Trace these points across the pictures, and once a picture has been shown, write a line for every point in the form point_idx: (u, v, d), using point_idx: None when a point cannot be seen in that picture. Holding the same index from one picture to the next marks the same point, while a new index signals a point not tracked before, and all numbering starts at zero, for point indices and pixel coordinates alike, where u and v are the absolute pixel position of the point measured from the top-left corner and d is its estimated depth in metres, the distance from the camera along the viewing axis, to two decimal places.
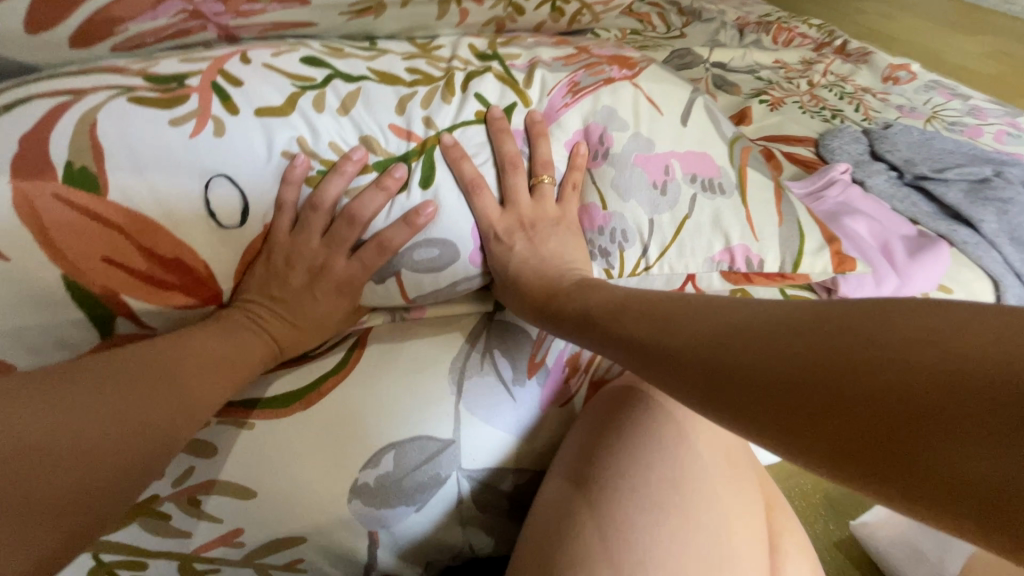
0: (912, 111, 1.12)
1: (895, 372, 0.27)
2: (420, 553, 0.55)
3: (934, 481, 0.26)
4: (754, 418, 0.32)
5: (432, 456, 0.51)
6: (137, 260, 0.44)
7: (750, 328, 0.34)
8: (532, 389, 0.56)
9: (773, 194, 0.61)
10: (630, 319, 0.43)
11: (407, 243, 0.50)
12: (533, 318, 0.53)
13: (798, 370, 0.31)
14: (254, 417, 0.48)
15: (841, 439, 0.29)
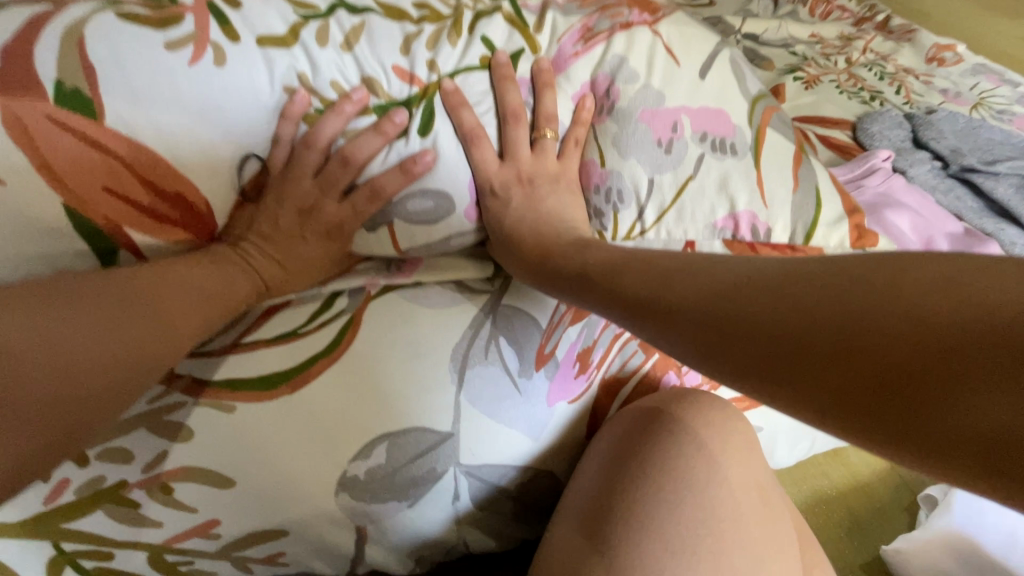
0: (956, 97, 1.05)
1: (908, 316, 0.25)
2: (410, 549, 0.51)
3: (938, 429, 0.23)
4: (752, 371, 0.30)
5: (428, 450, 0.47)
6: (138, 192, 0.41)
7: (759, 282, 0.31)
8: (539, 381, 0.51)
9: (792, 156, 0.55)
10: (630, 276, 0.39)
11: (401, 191, 0.46)
12: (526, 276, 0.48)
13: (798, 319, 0.28)
14: (234, 400, 0.44)
15: (842, 387, 0.26)
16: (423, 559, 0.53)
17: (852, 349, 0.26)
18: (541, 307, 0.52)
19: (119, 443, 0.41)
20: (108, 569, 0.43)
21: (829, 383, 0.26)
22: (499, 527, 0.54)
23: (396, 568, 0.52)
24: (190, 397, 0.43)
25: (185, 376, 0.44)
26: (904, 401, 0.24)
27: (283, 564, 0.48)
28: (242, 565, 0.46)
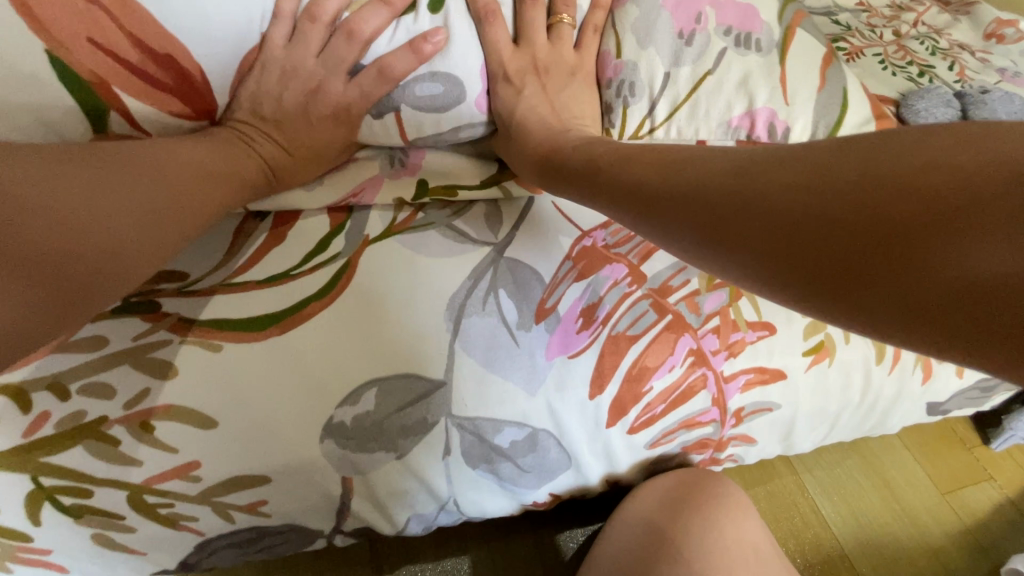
0: (1015, 76, 0.96)
1: (917, 176, 0.26)
2: (396, 504, 0.49)
3: (921, 289, 0.25)
4: (754, 243, 0.30)
5: (418, 398, 0.45)
6: (126, 49, 0.40)
7: (766, 161, 0.32)
8: (539, 335, 0.49)
9: (822, 60, 0.53)
10: (637, 166, 0.40)
11: (409, 73, 0.45)
12: (534, 172, 0.49)
13: (800, 193, 0.29)
14: (221, 339, 0.42)
15: (845, 251, 0.27)
16: (415, 517, 0.51)
17: (852, 218, 0.27)
18: (543, 259, 0.51)
19: (101, 378, 0.40)
20: (86, 506, 0.42)
21: (819, 253, 0.28)
22: (495, 492, 0.52)
23: (383, 525, 0.51)
24: (178, 335, 0.42)
25: (174, 315, 0.43)
26: (892, 264, 0.25)
27: (266, 515, 0.46)
28: (223, 513, 0.45)
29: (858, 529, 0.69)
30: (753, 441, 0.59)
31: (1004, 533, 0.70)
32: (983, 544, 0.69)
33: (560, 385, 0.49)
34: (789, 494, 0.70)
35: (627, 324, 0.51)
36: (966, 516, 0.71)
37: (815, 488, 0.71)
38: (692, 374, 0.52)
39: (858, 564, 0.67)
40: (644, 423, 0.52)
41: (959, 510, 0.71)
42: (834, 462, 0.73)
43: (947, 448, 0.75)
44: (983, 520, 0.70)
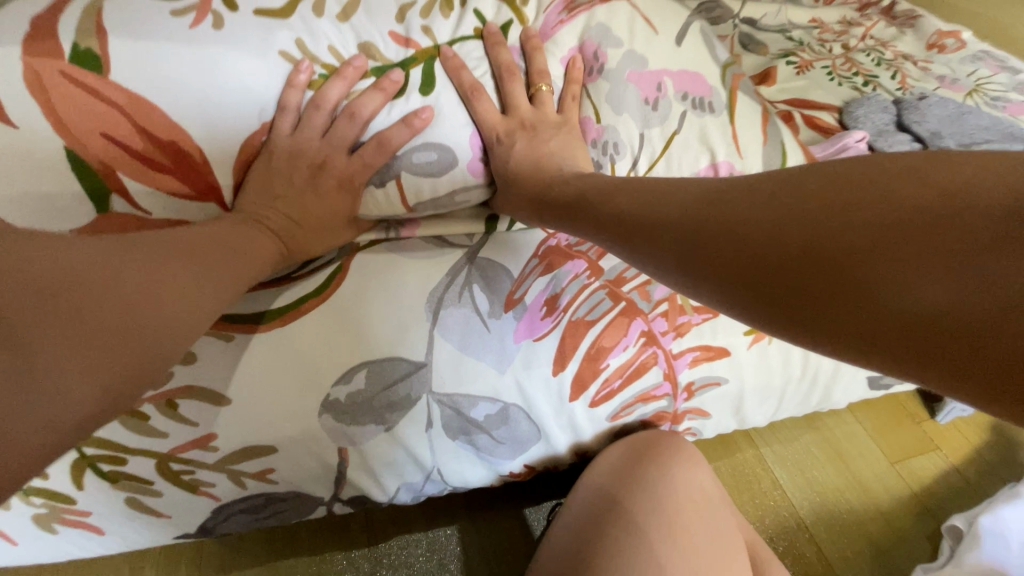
0: (953, 83, 1.05)
1: (869, 222, 0.31)
2: (389, 473, 0.56)
3: (866, 316, 0.30)
4: (736, 275, 0.36)
5: (403, 377, 0.53)
6: (132, 138, 0.47)
7: (743, 201, 0.37)
8: (509, 322, 0.56)
9: (760, 116, 0.65)
10: (625, 197, 0.47)
11: (405, 145, 0.53)
12: (530, 207, 0.56)
13: (777, 229, 0.34)
14: (232, 331, 0.50)
15: (812, 284, 0.32)
16: (406, 486, 0.58)
17: (823, 255, 0.32)
18: (512, 257, 0.60)
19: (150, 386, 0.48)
20: (121, 473, 0.49)
21: (784, 281, 0.33)
22: (473, 462, 0.59)
23: (377, 492, 0.58)
24: None
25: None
26: (843, 295, 0.31)
27: (274, 483, 0.53)
28: (237, 479, 0.52)
29: (814, 496, 0.76)
30: (708, 414, 0.66)
31: (946, 496, 0.77)
32: (927, 505, 0.76)
33: (527, 367, 0.56)
34: (749, 467, 0.77)
35: (586, 310, 0.58)
36: (914, 482, 0.78)
37: (774, 460, 0.78)
38: (645, 352, 0.59)
39: (812, 527, 0.74)
40: (604, 398, 0.59)
41: (907, 477, 0.78)
42: (792, 438, 0.80)
43: (897, 423, 0.82)
44: (927, 484, 0.78)
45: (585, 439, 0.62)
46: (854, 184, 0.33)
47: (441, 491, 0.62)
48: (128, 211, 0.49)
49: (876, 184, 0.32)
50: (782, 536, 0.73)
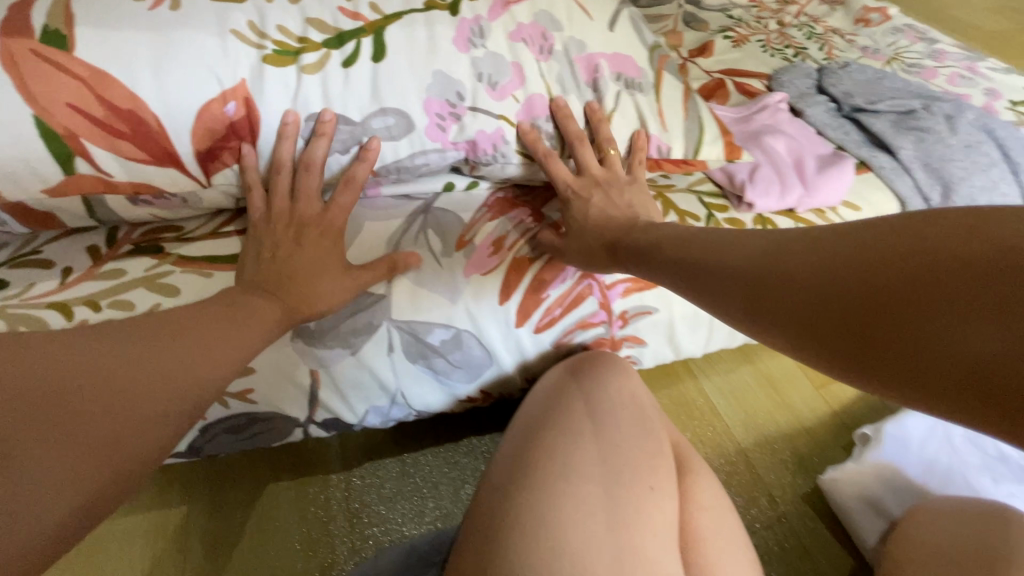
0: (874, 53, 1.14)
1: (923, 273, 0.36)
2: (359, 397, 0.64)
3: (915, 364, 0.35)
4: (808, 324, 0.42)
5: (366, 306, 0.61)
6: (94, 107, 0.50)
7: (813, 255, 0.43)
8: (459, 260, 0.64)
9: (682, 94, 0.70)
10: (697, 247, 0.54)
11: (365, 113, 0.58)
12: (604, 256, 0.63)
13: (845, 279, 0.40)
14: (213, 268, 0.58)
15: (875, 331, 0.37)
16: (373, 409, 0.66)
17: (884, 304, 0.37)
18: (466, 206, 0.69)
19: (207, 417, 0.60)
20: None
21: (843, 333, 0.39)
22: (433, 385, 0.67)
23: (347, 414, 0.65)
24: (178, 266, 0.58)
25: (174, 253, 0.59)
26: (894, 344, 0.36)
27: (254, 404, 0.61)
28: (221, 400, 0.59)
29: (745, 416, 0.85)
30: (643, 342, 0.75)
31: (863, 412, 0.87)
32: (846, 422, 0.86)
33: (477, 298, 0.64)
34: (688, 394, 0.86)
35: (529, 249, 0.67)
36: (835, 404, 0.87)
37: (710, 388, 0.86)
38: (581, 283, 0.68)
39: (743, 442, 0.83)
40: (547, 325, 0.67)
41: (830, 399, 0.87)
42: (727, 370, 0.88)
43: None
44: (846, 404, 0.87)
45: (530, 359, 0.70)
46: (906, 239, 0.39)
47: (406, 415, 0.70)
48: (93, 174, 0.52)
49: (925, 244, 0.37)
50: (716, 452, 0.82)
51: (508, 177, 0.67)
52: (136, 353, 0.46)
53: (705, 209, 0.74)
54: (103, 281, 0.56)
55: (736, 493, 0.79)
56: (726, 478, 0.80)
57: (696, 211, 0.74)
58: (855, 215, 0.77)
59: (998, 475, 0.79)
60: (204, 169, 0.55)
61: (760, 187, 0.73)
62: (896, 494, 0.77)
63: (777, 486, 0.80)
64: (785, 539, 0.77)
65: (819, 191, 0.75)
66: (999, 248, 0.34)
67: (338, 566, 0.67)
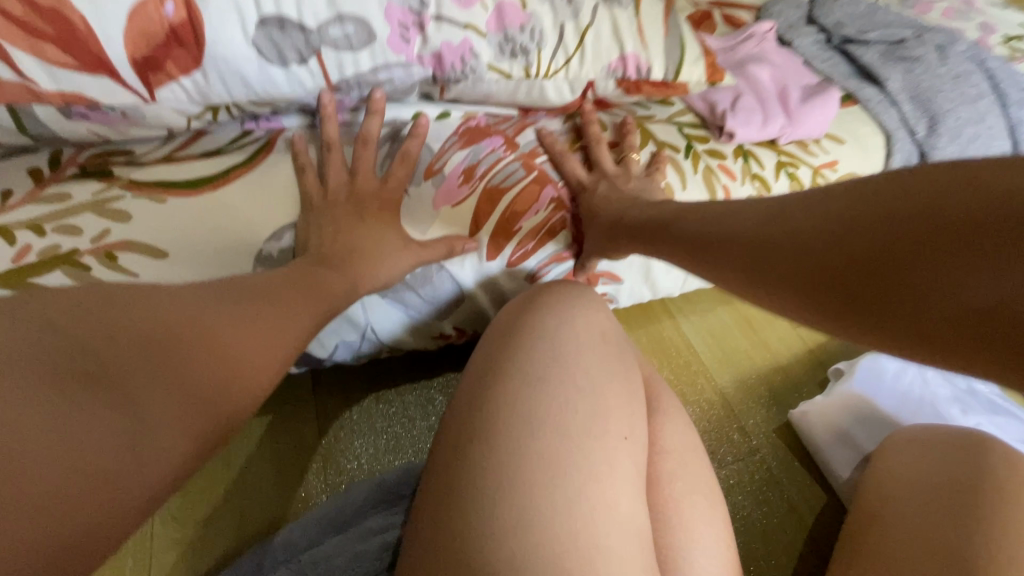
0: None
1: (916, 229, 0.39)
2: (330, 332, 0.65)
3: (931, 318, 0.37)
4: (817, 297, 0.44)
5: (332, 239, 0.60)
6: (10, 3, 0.45)
7: (812, 229, 0.45)
8: (427, 189, 0.64)
9: (663, 10, 0.68)
10: (698, 219, 0.56)
11: (320, 18, 0.54)
12: (608, 228, 0.65)
13: (848, 249, 0.42)
14: (164, 194, 0.56)
15: (884, 293, 0.40)
16: (344, 344, 0.67)
17: (886, 267, 0.40)
18: (434, 132, 0.66)
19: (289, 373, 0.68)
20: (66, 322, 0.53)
21: (857, 293, 0.41)
22: (404, 318, 0.67)
23: (317, 349, 0.66)
24: (128, 191, 0.55)
25: (122, 176, 0.56)
26: (910, 301, 0.38)
27: None
28: None
29: (721, 355, 0.85)
30: (619, 279, 0.74)
31: (840, 351, 0.88)
32: (821, 359, 0.87)
33: (447, 229, 0.64)
34: (667, 333, 0.85)
35: (501, 178, 0.65)
36: (811, 343, 0.88)
37: (688, 327, 0.86)
38: (556, 216, 0.67)
39: (720, 380, 0.83)
40: (520, 259, 0.66)
41: (806, 338, 0.88)
42: (709, 312, 0.87)
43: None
44: (823, 343, 0.88)
45: (502, 293, 0.69)
46: (895, 200, 0.41)
47: (378, 351, 0.70)
48: (17, 81, 0.48)
49: (941, 199, 0.38)
50: (693, 392, 0.82)
51: (482, 93, 0.64)
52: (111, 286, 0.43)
53: (686, 140, 0.72)
54: (45, 205, 0.53)
55: (712, 430, 0.80)
56: (701, 415, 0.80)
57: (674, 141, 0.72)
58: (838, 148, 0.75)
59: (967, 406, 0.81)
60: (144, 82, 0.51)
61: (742, 116, 0.70)
62: (867, 427, 0.78)
63: (748, 418, 0.82)
64: (756, 472, 0.78)
65: (804, 122, 0.73)
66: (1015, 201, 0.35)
67: (312, 498, 0.71)
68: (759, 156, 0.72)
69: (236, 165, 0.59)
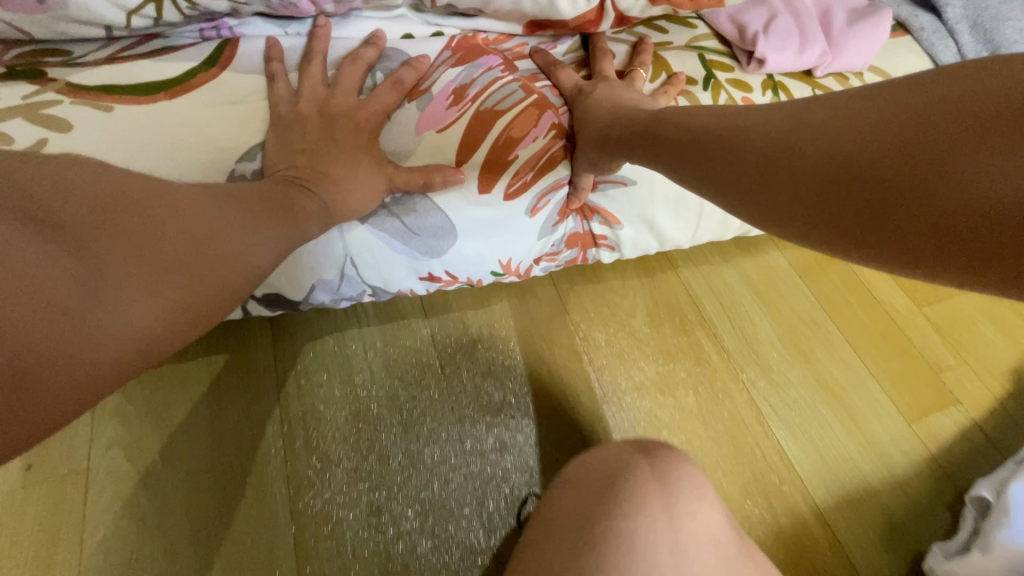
0: None
1: (950, 121, 0.34)
2: (307, 274, 0.60)
3: (937, 209, 0.33)
4: (823, 209, 0.38)
5: (303, 165, 0.53)
6: None
7: (829, 125, 0.39)
8: (411, 112, 0.58)
9: None
10: (700, 111, 0.50)
11: None
12: (607, 147, 0.56)
13: (869, 145, 0.36)
14: (112, 102, 0.51)
15: (907, 196, 0.34)
16: (322, 285, 0.62)
17: (912, 160, 0.34)
18: (423, 49, 0.60)
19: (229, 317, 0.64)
20: None
21: (857, 181, 0.36)
22: (389, 255, 0.60)
23: (293, 291, 0.61)
24: (67, 97, 0.51)
25: (59, 80, 0.51)
26: (916, 190, 0.34)
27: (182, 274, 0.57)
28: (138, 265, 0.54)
29: (820, 465, 0.77)
30: (617, 222, 0.67)
31: (969, 462, 0.78)
32: (947, 469, 0.78)
33: (433, 156, 0.58)
34: (752, 439, 0.77)
35: (496, 101, 0.58)
36: (931, 442, 0.79)
37: (763, 404, 0.79)
38: (556, 145, 0.61)
39: (817, 496, 0.75)
40: (518, 191, 0.60)
41: (925, 438, 0.79)
42: (788, 383, 0.80)
43: (922, 380, 0.82)
44: (945, 444, 0.79)
45: (498, 236, 0.62)
46: (923, 97, 0.36)
47: (360, 295, 0.65)
48: None
49: (962, 92, 0.35)
50: (758, 460, 0.76)
51: None
52: (33, 180, 0.37)
53: (705, 69, 0.63)
54: None
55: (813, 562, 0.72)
56: (728, 445, 0.76)
57: (692, 71, 0.63)
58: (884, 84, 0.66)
59: None
60: None
61: (776, 40, 0.61)
62: None
63: (859, 554, 0.73)
64: None
65: (845, 49, 0.63)
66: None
67: None
68: (790, 89, 0.64)
69: (197, 68, 0.54)
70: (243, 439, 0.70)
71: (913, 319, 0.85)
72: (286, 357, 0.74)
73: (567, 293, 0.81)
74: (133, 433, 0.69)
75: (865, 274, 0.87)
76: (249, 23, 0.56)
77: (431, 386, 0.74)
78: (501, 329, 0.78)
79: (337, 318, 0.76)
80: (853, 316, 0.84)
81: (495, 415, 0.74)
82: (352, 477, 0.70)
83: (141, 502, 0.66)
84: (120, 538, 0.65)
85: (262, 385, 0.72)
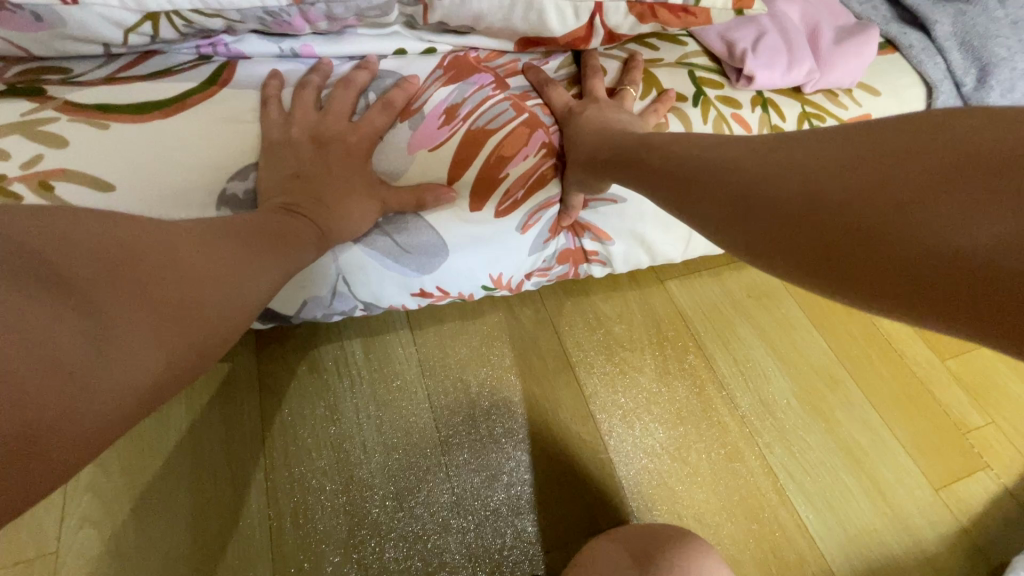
0: None
1: (918, 164, 0.35)
2: (300, 291, 0.60)
3: (904, 251, 0.33)
4: (794, 244, 0.38)
5: (295, 187, 0.54)
6: None
7: (803, 162, 0.39)
8: (403, 130, 0.59)
9: None
10: (685, 141, 0.50)
11: None
12: (596, 168, 0.57)
13: (839, 182, 0.37)
14: (107, 120, 0.52)
15: (876, 235, 0.34)
16: (316, 302, 0.62)
17: (878, 200, 0.35)
18: (415, 70, 0.61)
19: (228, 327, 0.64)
20: None
21: (824, 213, 0.37)
22: (381, 272, 0.61)
23: (287, 307, 0.62)
24: (64, 114, 0.52)
25: (57, 97, 0.52)
26: (881, 228, 0.34)
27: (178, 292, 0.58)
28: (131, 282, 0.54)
29: (843, 538, 0.75)
30: (607, 238, 0.67)
31: (997, 533, 0.77)
32: (977, 542, 0.77)
33: (424, 174, 0.59)
34: (749, 470, 0.78)
35: (487, 120, 0.59)
36: (960, 511, 0.78)
37: (781, 469, 0.78)
38: (546, 163, 0.61)
39: (841, 570, 0.74)
40: (508, 209, 0.61)
41: (955, 508, 0.78)
42: (806, 447, 0.80)
43: (947, 443, 0.81)
44: (977, 514, 0.78)
45: (490, 255, 0.63)
46: (892, 140, 0.37)
47: (352, 311, 0.65)
48: None
49: (935, 141, 0.35)
50: (754, 483, 0.77)
51: (472, 13, 0.56)
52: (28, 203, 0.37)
53: (695, 86, 0.64)
54: None
55: None
56: (728, 496, 0.76)
57: (682, 89, 0.64)
58: (873, 102, 0.67)
59: None
60: None
61: (764, 57, 0.62)
62: None
63: None
64: None
65: (832, 67, 0.64)
66: (1009, 144, 0.32)
67: None
68: (779, 107, 0.64)
69: (193, 88, 0.55)
70: (242, 458, 0.71)
71: (934, 372, 0.85)
72: (277, 427, 0.72)
73: (563, 312, 0.83)
74: (127, 456, 0.69)
75: (889, 330, 0.87)
76: (245, 44, 0.57)
77: (430, 455, 0.73)
78: (501, 396, 0.78)
79: (329, 381, 0.75)
80: (874, 375, 0.84)
81: (494, 486, 0.73)
82: (346, 537, 0.69)
83: (135, 525, 0.67)
84: (113, 567, 0.65)
85: (257, 456, 0.71)
